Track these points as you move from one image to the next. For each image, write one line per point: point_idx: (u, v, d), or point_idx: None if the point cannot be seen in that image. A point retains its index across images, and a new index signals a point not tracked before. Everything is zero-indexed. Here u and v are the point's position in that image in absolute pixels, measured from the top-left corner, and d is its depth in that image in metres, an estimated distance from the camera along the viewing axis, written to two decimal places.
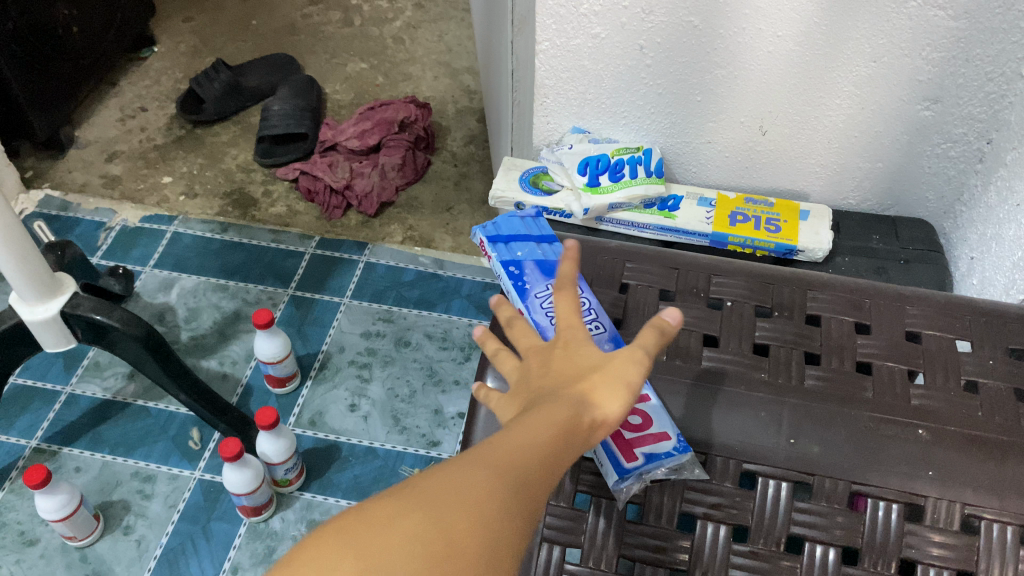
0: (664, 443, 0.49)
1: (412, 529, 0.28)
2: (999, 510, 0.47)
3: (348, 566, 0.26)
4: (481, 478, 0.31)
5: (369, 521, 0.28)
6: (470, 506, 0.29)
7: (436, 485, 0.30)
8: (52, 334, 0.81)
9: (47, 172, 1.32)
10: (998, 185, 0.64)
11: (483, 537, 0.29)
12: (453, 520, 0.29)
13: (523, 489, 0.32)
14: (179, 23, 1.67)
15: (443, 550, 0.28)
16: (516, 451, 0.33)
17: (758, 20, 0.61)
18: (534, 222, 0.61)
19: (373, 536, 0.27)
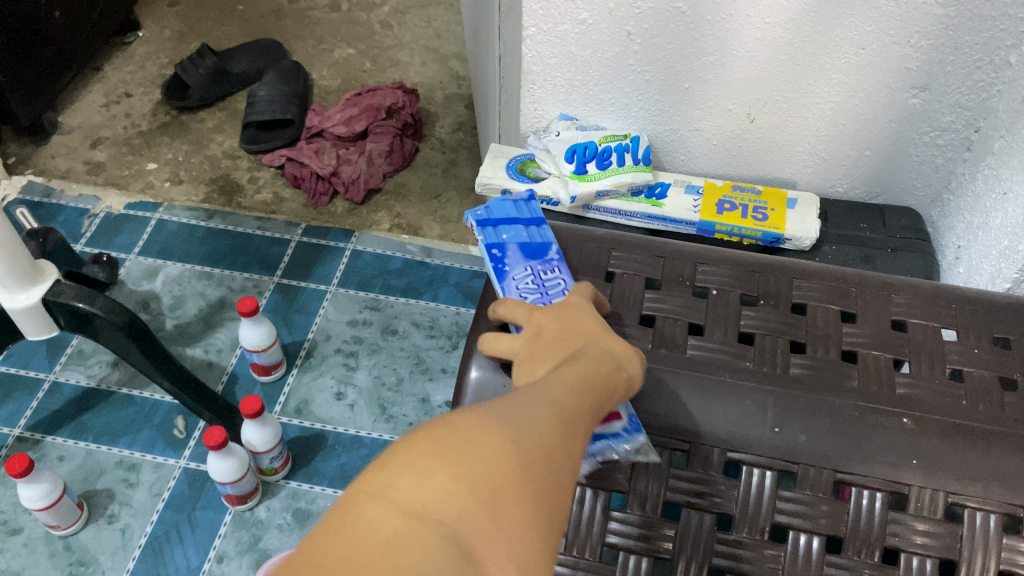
0: (615, 425, 0.49)
1: (505, 442, 0.28)
2: (983, 499, 0.47)
3: (447, 466, 0.25)
4: (551, 408, 0.32)
5: (461, 429, 0.27)
6: (549, 431, 0.30)
7: (515, 409, 0.30)
8: (34, 322, 0.80)
9: (30, 158, 1.31)
10: (986, 173, 0.64)
11: (560, 460, 0.29)
12: (535, 439, 0.29)
13: (583, 424, 0.33)
14: (164, 7, 1.66)
15: (534, 463, 0.28)
16: (571, 392, 0.34)
17: (747, 6, 0.60)
18: (525, 207, 0.61)
19: (467, 442, 0.27)
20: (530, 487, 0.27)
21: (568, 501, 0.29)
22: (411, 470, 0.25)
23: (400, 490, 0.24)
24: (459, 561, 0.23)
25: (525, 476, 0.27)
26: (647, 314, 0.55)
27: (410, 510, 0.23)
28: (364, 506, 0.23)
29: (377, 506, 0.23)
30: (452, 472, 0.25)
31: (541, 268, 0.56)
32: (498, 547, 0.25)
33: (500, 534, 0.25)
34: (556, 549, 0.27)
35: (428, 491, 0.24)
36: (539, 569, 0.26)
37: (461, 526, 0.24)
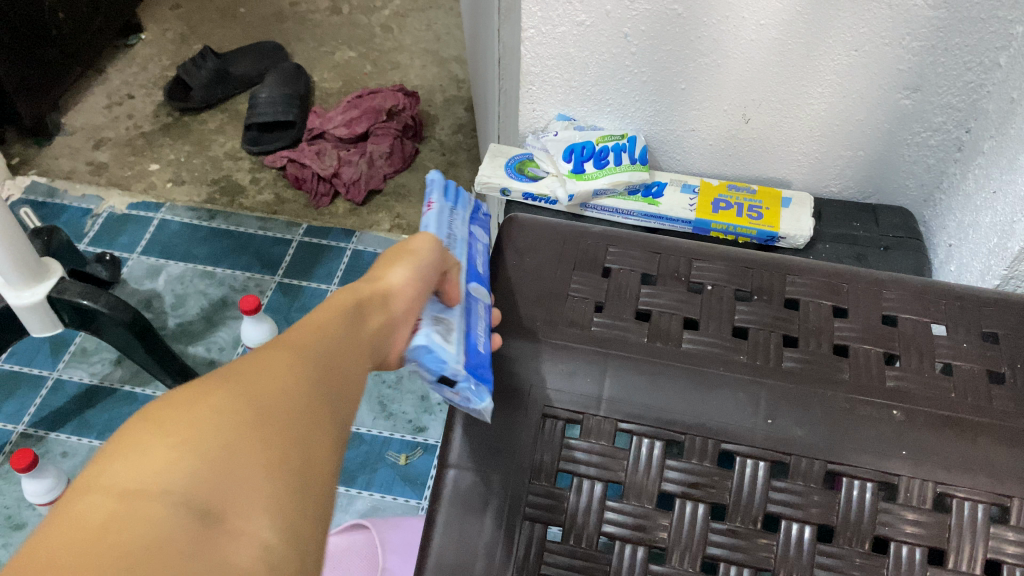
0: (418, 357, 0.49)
1: (221, 405, 0.32)
2: (971, 489, 0.49)
3: (163, 443, 0.29)
4: (277, 358, 0.36)
5: (175, 407, 0.31)
6: (270, 382, 0.34)
7: (237, 372, 0.34)
8: (38, 318, 0.82)
9: (33, 158, 1.32)
10: (976, 173, 0.65)
11: (286, 405, 0.34)
12: (256, 394, 0.33)
13: (318, 366, 0.37)
14: (166, 10, 1.67)
15: (254, 416, 0.32)
16: (307, 340, 0.39)
17: (740, 8, 0.61)
18: None
19: (183, 417, 0.31)
20: (256, 435, 0.32)
21: (304, 438, 0.33)
22: (126, 457, 0.28)
23: (111, 477, 0.28)
24: (188, 521, 0.27)
25: (246, 430, 0.31)
26: (643, 308, 0.56)
27: (126, 490, 0.27)
28: (79, 499, 0.27)
29: (97, 495, 0.27)
30: (169, 445, 0.29)
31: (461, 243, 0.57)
32: (232, 499, 0.29)
33: (226, 485, 0.29)
34: (296, 477, 0.32)
35: (147, 471, 0.28)
36: (281, 498, 0.31)
37: (187, 491, 0.28)
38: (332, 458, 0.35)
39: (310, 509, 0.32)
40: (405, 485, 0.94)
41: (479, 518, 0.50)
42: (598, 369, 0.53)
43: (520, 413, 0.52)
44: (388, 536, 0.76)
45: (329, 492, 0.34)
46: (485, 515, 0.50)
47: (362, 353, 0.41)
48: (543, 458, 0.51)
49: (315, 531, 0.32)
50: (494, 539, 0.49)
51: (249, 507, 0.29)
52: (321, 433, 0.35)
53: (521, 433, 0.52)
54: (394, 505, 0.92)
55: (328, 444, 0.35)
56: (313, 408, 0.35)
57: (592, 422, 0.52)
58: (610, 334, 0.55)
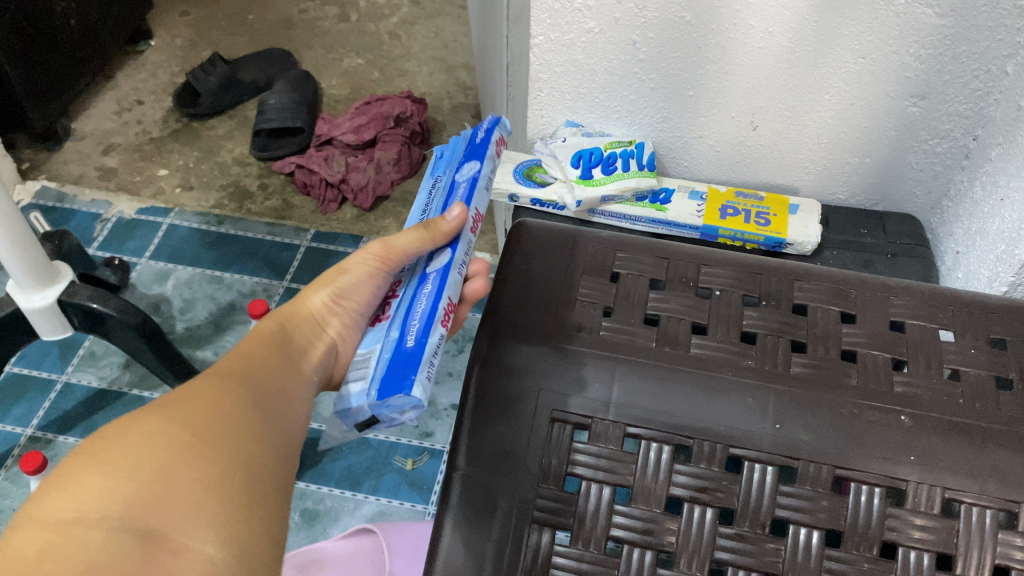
0: None
1: (148, 434, 0.38)
2: (979, 495, 0.49)
3: (97, 474, 0.36)
4: (203, 389, 0.43)
5: (108, 440, 0.38)
6: (198, 411, 0.41)
7: (166, 404, 0.41)
8: (48, 321, 0.84)
9: (43, 164, 1.33)
10: (983, 180, 0.66)
11: (213, 429, 0.41)
12: (183, 421, 0.40)
13: (239, 393, 0.44)
14: (175, 17, 1.68)
15: (184, 442, 0.39)
16: (230, 372, 0.46)
17: (748, 16, 0.62)
18: None
19: (116, 450, 0.37)
20: (186, 456, 0.38)
21: (234, 454, 0.40)
22: (63, 490, 0.35)
23: (49, 509, 0.34)
24: (126, 542, 0.34)
25: (178, 452, 0.38)
26: (651, 314, 0.57)
27: (62, 519, 0.34)
28: (20, 531, 0.33)
29: (33, 528, 0.33)
30: (99, 472, 0.36)
31: None
32: (168, 518, 0.36)
33: (159, 500, 0.36)
34: (233, 484, 0.39)
35: (82, 501, 0.35)
36: (219, 505, 0.38)
37: (121, 516, 0.35)
38: (267, 468, 0.42)
39: (247, 515, 0.38)
40: (411, 490, 0.94)
41: (488, 520, 0.50)
42: (606, 373, 0.54)
43: (529, 416, 0.53)
44: (395, 540, 0.76)
45: (265, 499, 0.40)
46: (492, 518, 0.50)
47: (286, 374, 0.50)
48: (552, 462, 0.51)
49: (254, 535, 0.38)
50: (503, 542, 0.50)
51: (187, 525, 0.36)
52: (252, 448, 0.41)
53: (529, 437, 0.52)
54: (400, 509, 0.93)
55: (260, 457, 0.42)
56: (242, 429, 0.42)
57: (600, 426, 0.52)
58: (618, 339, 0.55)
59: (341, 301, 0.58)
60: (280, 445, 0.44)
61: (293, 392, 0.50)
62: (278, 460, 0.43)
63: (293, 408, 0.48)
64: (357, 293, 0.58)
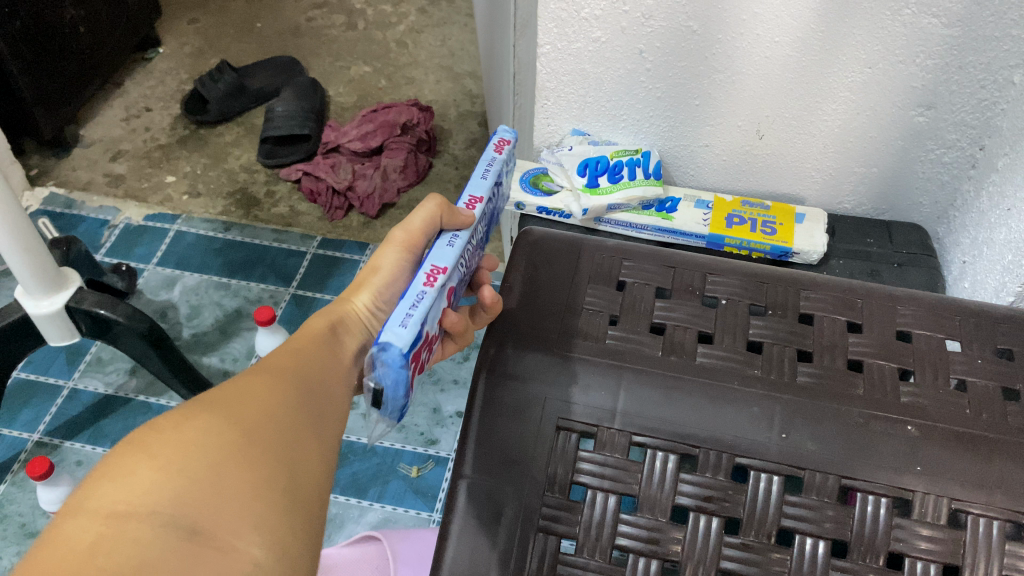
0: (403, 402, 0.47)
1: (200, 431, 0.39)
2: (986, 505, 0.48)
3: (150, 467, 0.36)
4: (255, 390, 0.44)
5: (163, 433, 0.38)
6: (247, 412, 0.42)
7: (219, 402, 0.41)
8: (56, 326, 0.84)
9: (51, 170, 1.34)
10: (990, 190, 0.65)
11: (262, 432, 0.41)
12: (234, 420, 0.41)
13: (286, 395, 0.45)
14: (184, 25, 1.69)
15: (233, 442, 0.39)
16: (280, 370, 0.47)
17: (755, 26, 0.62)
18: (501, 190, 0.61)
19: (170, 443, 0.38)
20: (235, 456, 0.39)
21: (279, 458, 0.41)
22: (116, 480, 0.35)
23: (102, 500, 0.34)
24: (176, 537, 0.34)
25: (228, 452, 0.39)
26: (657, 322, 0.57)
27: (114, 511, 0.34)
28: (73, 520, 0.33)
29: (86, 517, 0.33)
30: (152, 465, 0.36)
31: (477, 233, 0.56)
32: (217, 517, 0.36)
33: (211, 497, 0.36)
34: (278, 488, 0.39)
35: (136, 494, 0.35)
36: (265, 508, 0.38)
37: (172, 512, 0.35)
38: (309, 473, 0.42)
39: (289, 519, 0.39)
40: (416, 497, 0.95)
41: (494, 528, 0.50)
42: (612, 382, 0.54)
43: (536, 424, 0.53)
44: (399, 548, 0.76)
45: (305, 504, 0.41)
46: (498, 526, 0.50)
47: (331, 373, 0.52)
48: (557, 469, 0.52)
49: (296, 538, 0.39)
50: (508, 550, 0.50)
51: (234, 525, 0.36)
52: (294, 453, 0.42)
53: (535, 445, 0.52)
54: (406, 517, 0.93)
55: (301, 462, 0.42)
56: (288, 434, 0.43)
57: (606, 435, 0.52)
58: (624, 347, 0.55)
59: (383, 301, 0.59)
60: (321, 449, 0.45)
61: (336, 392, 0.50)
62: (319, 464, 0.44)
63: (336, 407, 0.49)
64: (396, 289, 0.59)
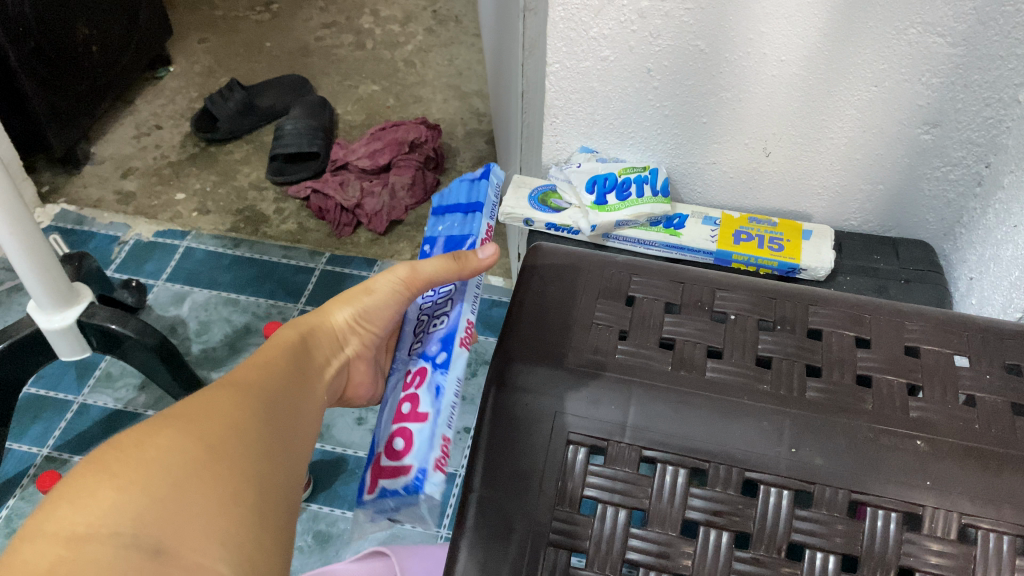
0: (401, 473, 0.52)
1: (163, 447, 0.38)
2: (996, 520, 0.48)
3: (111, 488, 0.36)
4: (223, 401, 0.43)
5: (123, 450, 0.38)
6: (211, 424, 0.41)
7: (181, 417, 0.41)
8: (67, 342, 0.86)
9: (63, 187, 1.35)
10: (996, 208, 0.66)
11: (228, 445, 0.40)
12: (200, 433, 0.40)
13: (255, 408, 0.44)
14: (194, 44, 1.71)
15: (198, 457, 0.39)
16: (252, 380, 0.46)
17: (762, 44, 0.63)
18: (478, 193, 0.65)
19: (130, 462, 0.37)
20: (201, 472, 0.38)
21: (246, 471, 0.40)
22: (77, 503, 0.35)
23: (66, 524, 0.34)
24: (136, 557, 0.34)
25: (191, 467, 0.38)
26: (667, 337, 0.57)
27: (74, 534, 0.34)
28: (35, 545, 0.34)
29: (46, 541, 0.34)
30: (112, 487, 0.36)
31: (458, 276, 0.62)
32: (179, 534, 0.36)
33: (171, 516, 0.36)
34: (245, 501, 0.39)
35: (95, 516, 0.35)
36: (230, 522, 0.38)
37: (132, 531, 0.35)
38: (277, 485, 0.42)
39: (257, 532, 0.39)
40: None
41: (503, 543, 0.50)
42: (622, 397, 0.54)
43: (545, 440, 0.53)
44: (408, 564, 0.76)
45: (273, 516, 0.40)
46: (509, 541, 0.50)
47: (302, 390, 0.50)
48: (566, 484, 0.52)
49: (263, 551, 0.38)
50: (518, 563, 0.50)
51: (198, 542, 0.36)
52: (263, 464, 0.41)
53: (545, 460, 0.52)
54: (413, 533, 0.95)
55: (270, 474, 0.41)
56: (257, 445, 0.42)
57: (616, 449, 0.52)
58: (634, 362, 0.56)
59: (364, 321, 0.59)
60: (290, 463, 0.44)
61: (306, 408, 0.49)
62: (287, 478, 0.43)
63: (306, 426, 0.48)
64: (381, 313, 0.59)
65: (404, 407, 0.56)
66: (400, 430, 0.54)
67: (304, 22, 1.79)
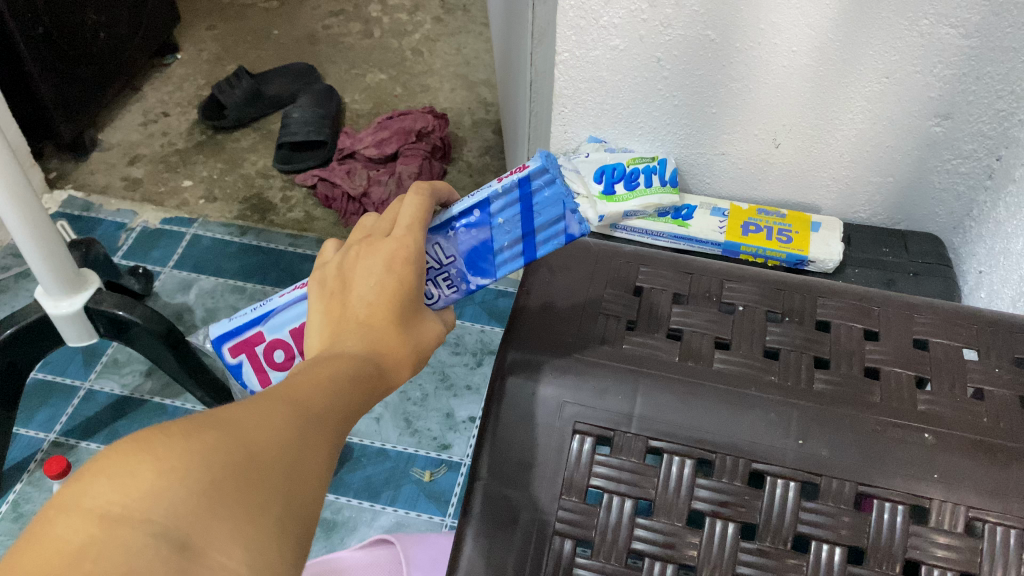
0: (256, 381, 0.58)
1: (213, 443, 0.31)
2: (1003, 514, 0.48)
3: (153, 469, 0.29)
4: (275, 414, 0.35)
5: (170, 434, 0.30)
6: (263, 431, 0.34)
7: (232, 418, 0.33)
8: (75, 328, 0.86)
9: (70, 173, 1.35)
10: (1006, 201, 0.66)
11: (277, 458, 0.33)
12: (250, 440, 0.33)
13: (308, 438, 0.36)
14: (202, 31, 1.71)
15: (247, 459, 0.32)
16: (306, 417, 0.37)
17: (773, 35, 0.62)
18: (543, 212, 0.51)
19: (179, 445, 0.30)
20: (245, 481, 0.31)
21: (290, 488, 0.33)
22: (114, 477, 0.28)
23: (92, 498, 0.27)
24: (165, 553, 0.27)
25: (235, 474, 0.31)
26: (675, 328, 0.57)
27: (107, 514, 0.27)
28: (57, 519, 0.27)
29: (77, 517, 0.27)
30: (154, 469, 0.29)
31: (461, 269, 0.53)
32: (214, 534, 0.29)
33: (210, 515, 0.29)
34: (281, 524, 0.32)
35: (131, 495, 0.28)
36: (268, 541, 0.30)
37: (165, 521, 0.28)
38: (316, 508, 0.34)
39: (292, 555, 0.31)
40: (429, 502, 0.97)
41: (510, 531, 0.51)
42: (629, 388, 0.54)
43: (553, 431, 0.53)
44: (413, 552, 0.76)
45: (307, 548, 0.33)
46: (514, 528, 0.51)
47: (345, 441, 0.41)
48: (573, 474, 0.52)
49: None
50: (524, 552, 0.50)
51: (228, 545, 0.29)
52: (307, 478, 0.34)
53: (551, 450, 0.52)
54: (418, 521, 0.96)
55: (312, 484, 0.34)
56: (304, 469, 0.34)
57: (623, 439, 0.52)
58: (641, 352, 0.55)
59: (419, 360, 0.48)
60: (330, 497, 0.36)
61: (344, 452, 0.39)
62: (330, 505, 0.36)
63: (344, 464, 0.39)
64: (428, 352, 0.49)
65: (275, 351, 0.56)
66: (285, 349, 0.56)
67: (312, 10, 1.79)
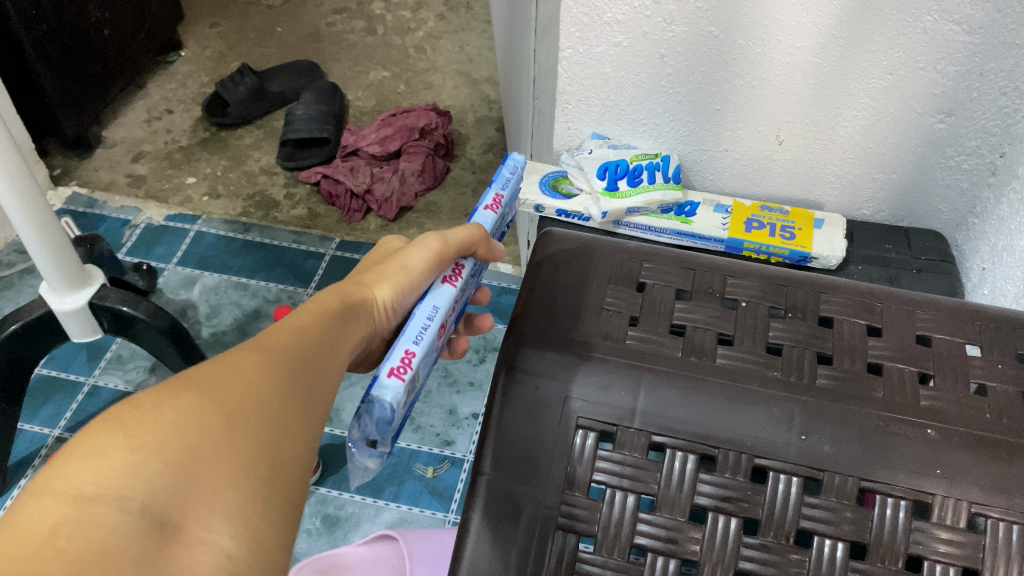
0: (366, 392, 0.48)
1: (184, 409, 0.36)
2: (1006, 510, 0.48)
3: (124, 447, 0.33)
4: (248, 367, 0.40)
5: (141, 407, 0.35)
6: (234, 389, 0.38)
7: (199, 381, 0.38)
8: (79, 323, 0.86)
9: (74, 170, 1.35)
10: (1009, 198, 0.66)
11: (250, 413, 0.38)
12: (221, 399, 0.37)
13: (279, 381, 0.41)
14: (205, 29, 1.71)
15: (218, 424, 0.36)
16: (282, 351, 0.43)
17: (777, 30, 0.62)
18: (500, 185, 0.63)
19: (147, 421, 0.34)
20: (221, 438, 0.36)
21: (264, 442, 0.37)
22: (86, 459, 0.32)
23: (71, 479, 0.32)
24: (142, 529, 0.31)
25: (207, 432, 0.35)
26: (678, 324, 0.57)
27: (82, 494, 0.31)
28: (37, 502, 0.31)
29: (49, 498, 0.31)
30: (127, 445, 0.33)
31: None
32: (189, 507, 0.33)
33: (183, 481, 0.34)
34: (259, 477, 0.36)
35: (104, 476, 0.32)
36: (246, 498, 0.35)
37: (142, 498, 0.32)
38: (293, 461, 0.39)
39: (269, 512, 0.36)
40: (432, 498, 0.97)
41: (512, 526, 0.50)
42: (632, 383, 0.54)
43: (554, 424, 0.53)
44: (416, 548, 0.76)
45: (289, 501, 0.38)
46: (518, 524, 0.50)
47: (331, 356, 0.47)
48: (575, 470, 0.52)
49: (272, 538, 0.35)
50: (526, 548, 0.50)
51: (205, 515, 0.33)
52: (281, 439, 0.39)
53: (554, 444, 0.52)
54: (421, 517, 0.96)
55: (287, 448, 0.39)
56: (277, 418, 0.39)
57: (625, 435, 0.52)
58: (644, 348, 0.56)
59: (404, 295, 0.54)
60: (305, 446, 0.40)
61: (329, 391, 0.45)
62: (304, 452, 0.40)
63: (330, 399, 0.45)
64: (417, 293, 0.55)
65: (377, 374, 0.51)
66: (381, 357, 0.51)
67: (315, 7, 1.79)
